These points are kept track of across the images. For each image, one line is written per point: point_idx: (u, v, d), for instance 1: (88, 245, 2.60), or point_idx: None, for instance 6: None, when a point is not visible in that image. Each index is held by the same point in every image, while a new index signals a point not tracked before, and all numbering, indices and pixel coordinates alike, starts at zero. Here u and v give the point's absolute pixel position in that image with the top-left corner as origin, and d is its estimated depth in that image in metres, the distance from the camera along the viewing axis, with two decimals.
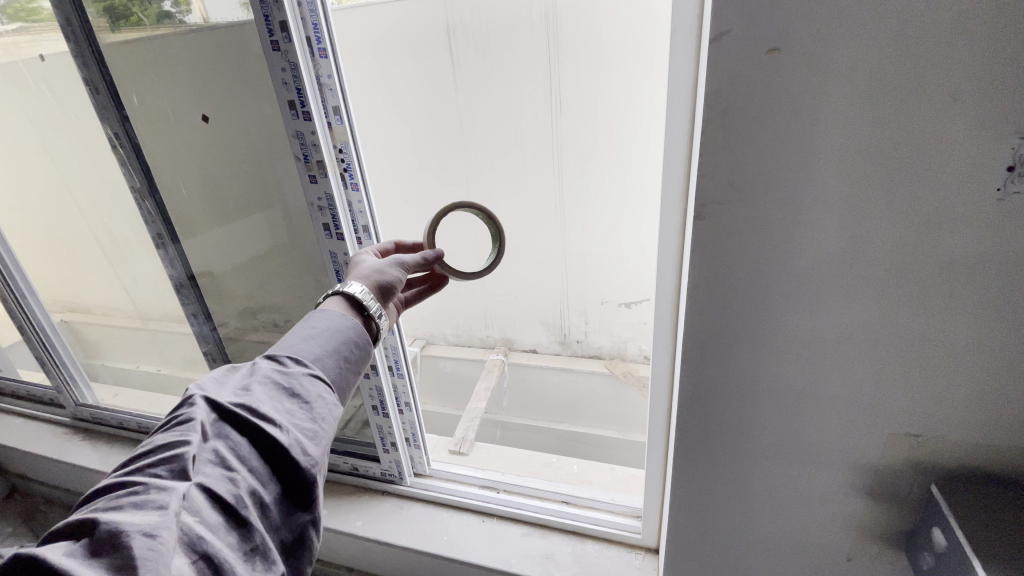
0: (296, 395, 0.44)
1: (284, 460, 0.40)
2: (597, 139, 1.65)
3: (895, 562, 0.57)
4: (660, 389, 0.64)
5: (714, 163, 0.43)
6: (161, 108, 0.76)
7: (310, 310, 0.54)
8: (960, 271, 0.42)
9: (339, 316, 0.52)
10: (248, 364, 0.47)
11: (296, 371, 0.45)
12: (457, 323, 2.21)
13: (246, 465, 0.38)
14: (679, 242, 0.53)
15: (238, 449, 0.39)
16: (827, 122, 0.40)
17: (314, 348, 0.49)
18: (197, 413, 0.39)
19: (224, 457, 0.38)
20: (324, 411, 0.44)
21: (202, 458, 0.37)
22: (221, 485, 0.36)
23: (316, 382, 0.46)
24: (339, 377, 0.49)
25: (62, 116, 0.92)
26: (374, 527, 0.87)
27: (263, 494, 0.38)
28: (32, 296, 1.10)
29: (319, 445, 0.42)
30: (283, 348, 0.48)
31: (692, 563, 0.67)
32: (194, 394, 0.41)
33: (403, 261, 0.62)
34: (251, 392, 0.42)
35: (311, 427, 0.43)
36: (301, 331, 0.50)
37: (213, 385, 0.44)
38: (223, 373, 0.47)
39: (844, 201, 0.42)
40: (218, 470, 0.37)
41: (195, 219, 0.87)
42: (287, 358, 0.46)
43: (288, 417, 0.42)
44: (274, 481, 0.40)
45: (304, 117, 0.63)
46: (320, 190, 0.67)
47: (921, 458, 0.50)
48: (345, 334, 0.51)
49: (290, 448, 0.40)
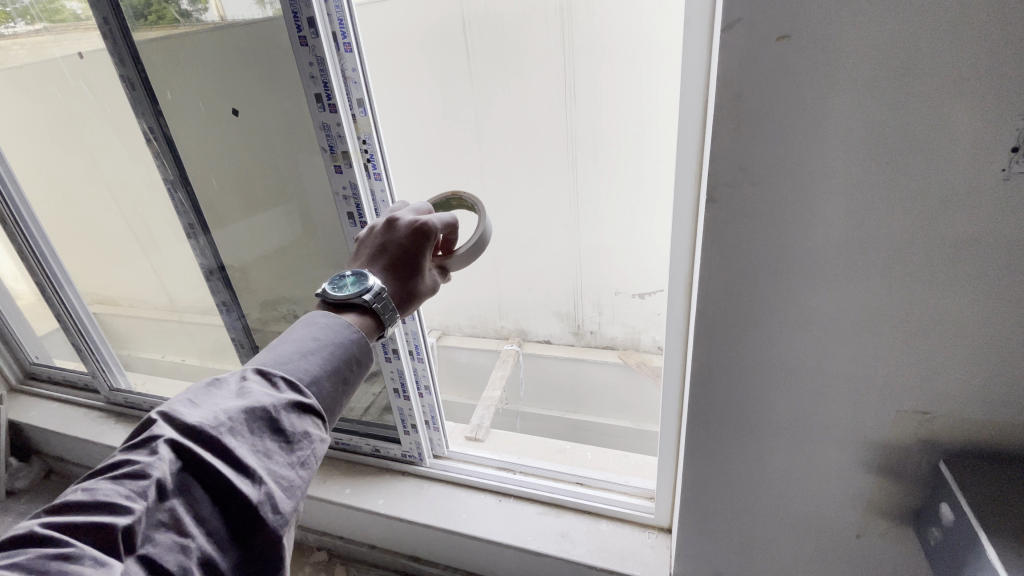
0: (280, 433, 0.42)
1: (252, 519, 0.37)
2: (609, 132, 1.66)
3: (902, 538, 0.58)
4: (672, 371, 0.66)
5: (725, 149, 0.45)
6: (193, 103, 0.80)
7: (319, 316, 0.51)
8: (964, 252, 0.44)
9: (346, 328, 0.50)
10: (235, 380, 0.44)
11: (287, 400, 0.43)
12: (471, 314, 2.24)
13: (203, 528, 0.36)
14: (692, 226, 0.55)
15: (196, 509, 0.36)
16: (835, 108, 0.41)
17: (312, 368, 0.46)
18: (158, 465, 0.36)
19: (180, 520, 0.35)
20: (307, 452, 0.42)
21: (153, 521, 0.34)
22: (169, 557, 0.33)
23: (304, 416, 0.43)
24: (332, 401, 0.48)
25: (99, 114, 0.97)
26: (395, 506, 0.90)
27: (219, 561, 0.36)
28: (69, 286, 1.15)
29: (292, 497, 0.40)
30: (278, 363, 0.46)
31: (703, 540, 0.69)
32: (159, 432, 0.38)
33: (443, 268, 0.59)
34: (232, 428, 0.39)
35: (288, 475, 0.41)
36: (301, 341, 0.48)
37: (189, 408, 0.40)
38: (202, 387, 0.43)
39: (852, 184, 0.44)
40: (169, 537, 0.34)
41: (224, 210, 0.90)
42: (280, 381, 0.44)
43: (266, 461, 0.40)
44: (235, 541, 0.37)
45: (330, 110, 0.65)
46: (345, 180, 0.71)
47: (927, 435, 0.52)
48: (346, 351, 0.49)
49: (261, 508, 0.38)
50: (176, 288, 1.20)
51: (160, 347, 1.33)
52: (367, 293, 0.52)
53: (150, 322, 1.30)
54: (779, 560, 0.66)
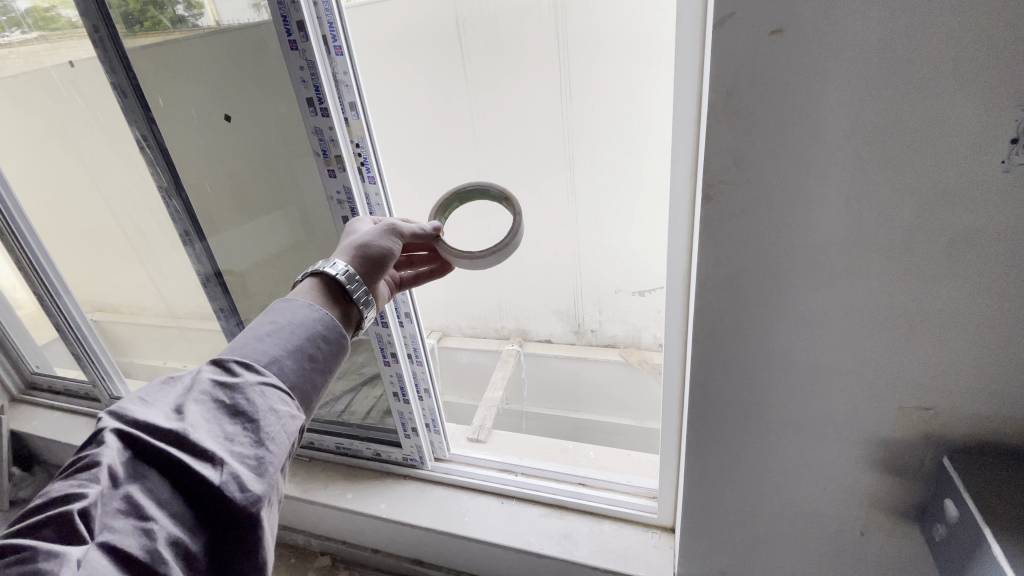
0: (240, 414, 0.40)
1: (217, 502, 0.36)
2: (608, 129, 1.65)
3: (906, 536, 0.58)
4: (672, 371, 0.65)
5: (719, 146, 0.44)
6: (185, 109, 0.80)
7: (280, 299, 0.51)
8: (964, 245, 0.43)
9: (305, 308, 0.50)
10: (190, 373, 0.43)
11: (244, 383, 0.41)
12: (471, 315, 2.23)
13: (166, 511, 0.34)
14: (688, 224, 0.54)
15: (156, 494, 0.35)
16: (830, 102, 0.41)
17: (271, 348, 0.45)
18: (105, 453, 0.34)
19: (138, 504, 0.34)
20: (275, 429, 0.40)
21: (109, 509, 0.33)
22: (132, 542, 0.32)
23: (267, 392, 0.42)
24: (301, 379, 0.46)
25: (93, 123, 0.97)
26: (397, 510, 0.90)
27: (188, 544, 0.34)
28: (67, 295, 1.15)
29: (262, 474, 0.38)
30: (234, 350, 0.45)
31: (707, 538, 0.68)
32: (105, 425, 0.37)
33: (395, 226, 0.63)
34: (184, 415, 0.38)
35: (257, 453, 0.38)
36: (258, 327, 0.47)
37: (139, 403, 0.39)
38: (158, 384, 0.42)
39: (847, 179, 0.43)
40: (130, 522, 0.33)
41: (219, 216, 0.90)
42: (234, 365, 0.42)
43: (228, 444, 0.38)
44: (204, 529, 0.36)
45: (322, 114, 0.65)
46: (339, 185, 0.70)
47: (931, 431, 0.51)
48: (308, 329, 0.48)
49: (223, 487, 0.36)
50: (173, 296, 1.20)
51: (159, 355, 1.32)
52: (331, 267, 0.55)
53: (148, 330, 1.30)
54: (783, 558, 0.65)
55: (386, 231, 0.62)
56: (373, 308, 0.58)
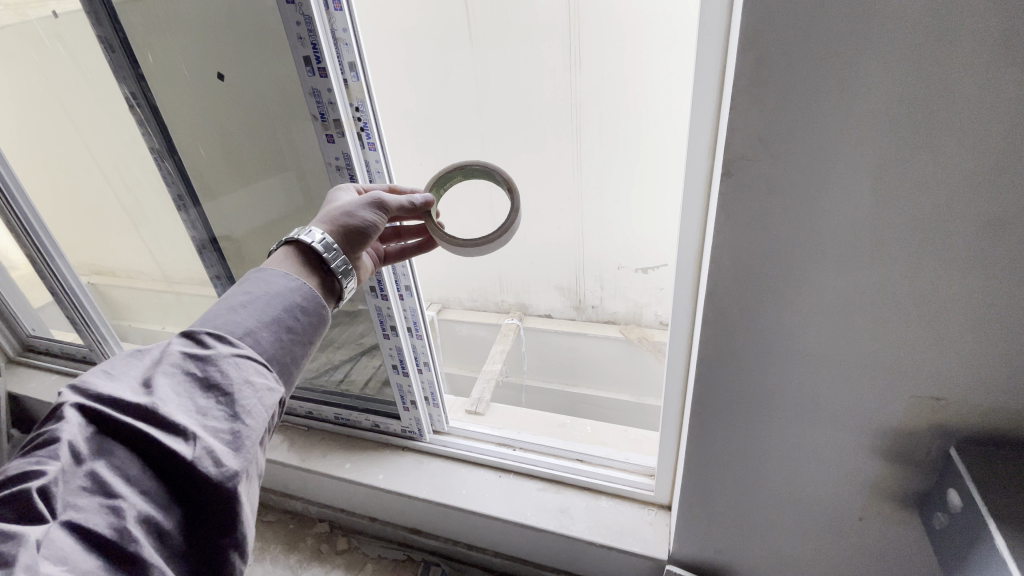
0: (214, 387, 0.39)
1: (191, 477, 0.34)
2: (618, 102, 1.60)
3: (905, 522, 0.58)
4: (677, 353, 0.64)
5: (743, 121, 0.42)
6: (176, 66, 0.76)
7: (255, 269, 0.49)
8: (995, 234, 0.41)
9: (281, 278, 0.48)
10: (160, 347, 0.41)
11: (216, 355, 0.40)
12: (472, 287, 2.22)
13: (135, 487, 0.33)
14: (704, 202, 0.52)
15: (124, 471, 0.34)
16: (867, 77, 0.38)
17: (245, 320, 0.43)
18: (65, 429, 0.33)
19: (103, 481, 0.32)
20: (252, 401, 0.39)
21: (73, 486, 0.32)
22: (99, 521, 0.31)
23: (241, 364, 0.40)
24: (278, 351, 0.45)
25: (81, 80, 0.93)
26: (395, 480, 0.91)
27: (160, 521, 0.33)
28: (61, 258, 1.13)
29: (238, 448, 0.37)
30: (207, 322, 0.43)
31: (703, 517, 0.69)
32: (66, 400, 0.35)
33: (380, 199, 0.59)
34: (154, 389, 0.37)
35: (232, 428, 0.37)
36: (232, 298, 0.45)
37: (105, 377, 0.38)
38: (125, 358, 0.41)
39: (878, 159, 0.41)
40: (95, 500, 0.32)
41: (215, 182, 0.87)
42: (206, 337, 0.41)
43: (201, 418, 0.37)
44: (178, 504, 0.35)
45: (320, 74, 0.61)
46: (337, 150, 0.67)
47: (941, 421, 0.51)
48: (284, 300, 0.46)
49: (196, 462, 0.34)
50: (169, 262, 1.18)
51: (156, 320, 1.31)
52: (307, 236, 0.53)
53: (146, 295, 1.29)
54: (778, 537, 0.66)
55: (368, 202, 0.59)
56: (354, 277, 0.57)
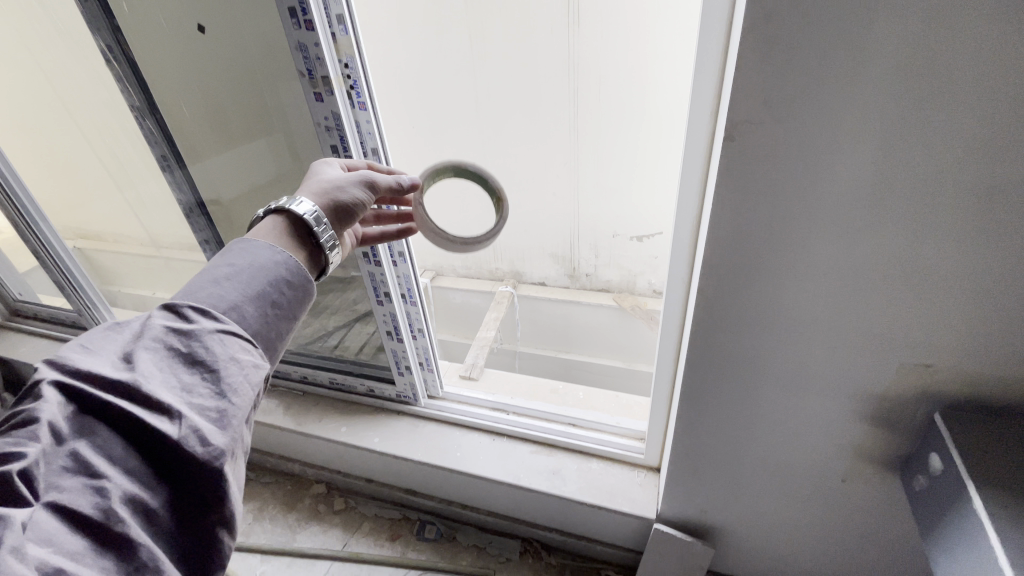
0: (198, 363, 0.38)
1: (177, 457, 0.34)
2: (617, 65, 1.56)
3: (885, 483, 0.60)
4: (671, 320, 0.64)
5: (749, 82, 0.40)
6: (153, 17, 0.71)
7: (239, 239, 0.48)
8: (998, 203, 0.40)
9: (265, 250, 0.47)
10: (141, 322, 0.40)
11: (199, 331, 0.39)
12: (466, 254, 2.20)
13: (120, 467, 0.33)
14: (704, 168, 0.51)
15: (108, 450, 0.33)
16: (881, 37, 0.36)
17: (229, 294, 0.42)
18: (44, 409, 0.33)
19: (87, 461, 0.32)
20: (237, 379, 0.39)
21: (56, 467, 0.32)
22: (84, 501, 0.31)
23: (225, 341, 0.39)
24: (263, 326, 0.44)
25: (53, 31, 0.88)
26: (391, 444, 0.92)
27: (148, 500, 0.33)
28: (44, 223, 1.09)
29: (225, 426, 0.37)
30: (188, 296, 0.42)
31: (691, 478, 0.71)
32: (44, 378, 0.35)
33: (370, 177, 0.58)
34: (135, 366, 0.36)
35: (217, 406, 0.37)
36: (213, 271, 0.44)
37: (83, 354, 0.37)
38: (102, 333, 0.40)
39: (886, 124, 0.40)
40: (80, 480, 0.32)
41: (200, 142, 0.84)
42: (188, 312, 0.40)
43: (186, 396, 0.36)
44: (165, 482, 0.35)
45: (306, 27, 0.58)
46: (327, 110, 0.65)
47: (928, 388, 0.51)
48: (269, 273, 0.45)
49: (182, 441, 0.34)
50: (156, 226, 1.16)
51: (146, 285, 1.30)
52: (297, 206, 0.51)
53: (134, 260, 1.26)
54: (763, 497, 0.68)
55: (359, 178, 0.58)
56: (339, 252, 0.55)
